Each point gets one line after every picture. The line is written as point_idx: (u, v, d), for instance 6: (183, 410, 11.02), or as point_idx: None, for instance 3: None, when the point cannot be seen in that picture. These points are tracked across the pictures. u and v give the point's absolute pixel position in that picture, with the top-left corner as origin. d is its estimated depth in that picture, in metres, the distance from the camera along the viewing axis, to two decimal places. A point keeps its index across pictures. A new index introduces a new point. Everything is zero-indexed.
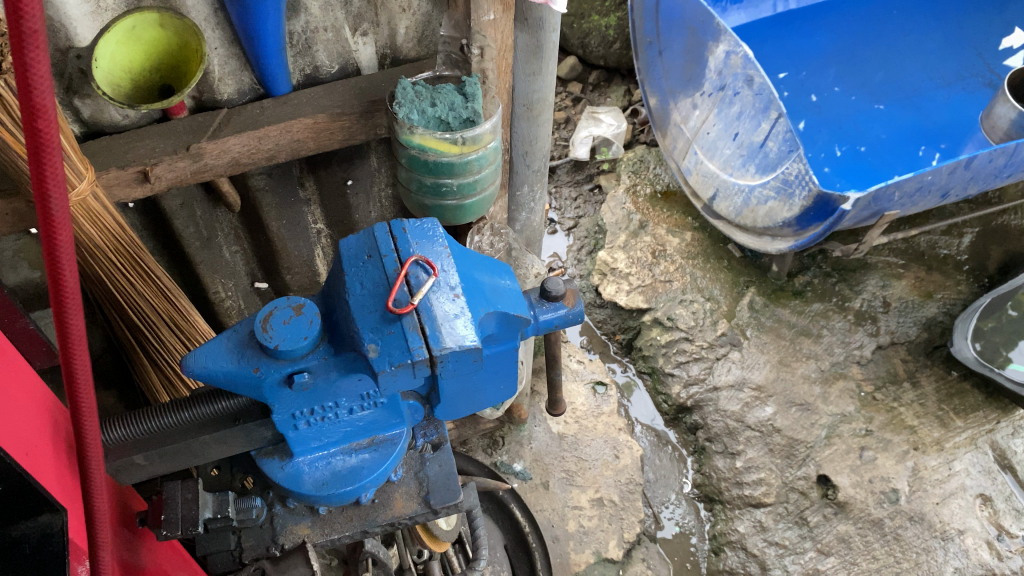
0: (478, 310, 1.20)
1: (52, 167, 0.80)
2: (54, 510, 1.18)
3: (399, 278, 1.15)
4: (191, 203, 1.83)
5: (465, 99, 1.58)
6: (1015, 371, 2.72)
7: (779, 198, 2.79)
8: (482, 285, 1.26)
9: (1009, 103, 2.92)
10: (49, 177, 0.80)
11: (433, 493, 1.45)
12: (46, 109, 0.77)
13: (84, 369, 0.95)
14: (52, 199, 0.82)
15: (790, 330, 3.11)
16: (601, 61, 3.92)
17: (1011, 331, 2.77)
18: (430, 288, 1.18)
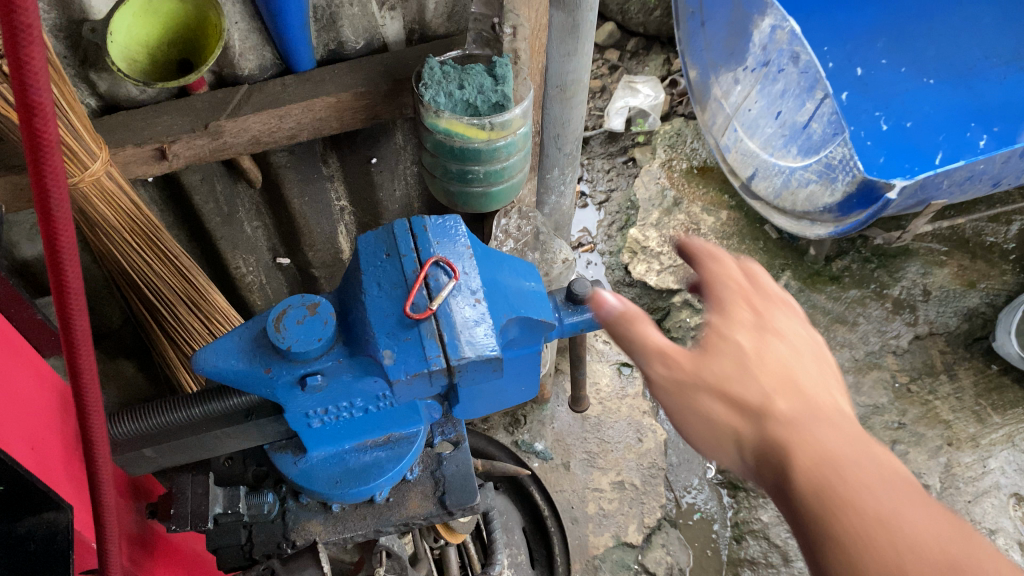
0: (499, 317, 1.15)
1: (51, 163, 0.79)
2: (60, 507, 1.14)
3: (417, 281, 1.11)
4: (212, 178, 1.77)
5: (495, 82, 1.49)
6: None
7: (820, 182, 2.69)
8: (505, 288, 1.20)
9: None
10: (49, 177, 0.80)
11: (449, 493, 1.39)
12: (42, 105, 0.75)
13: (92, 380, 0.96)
14: (53, 198, 0.81)
15: (825, 316, 3.07)
16: (640, 28, 3.80)
17: None
18: (450, 292, 1.13)
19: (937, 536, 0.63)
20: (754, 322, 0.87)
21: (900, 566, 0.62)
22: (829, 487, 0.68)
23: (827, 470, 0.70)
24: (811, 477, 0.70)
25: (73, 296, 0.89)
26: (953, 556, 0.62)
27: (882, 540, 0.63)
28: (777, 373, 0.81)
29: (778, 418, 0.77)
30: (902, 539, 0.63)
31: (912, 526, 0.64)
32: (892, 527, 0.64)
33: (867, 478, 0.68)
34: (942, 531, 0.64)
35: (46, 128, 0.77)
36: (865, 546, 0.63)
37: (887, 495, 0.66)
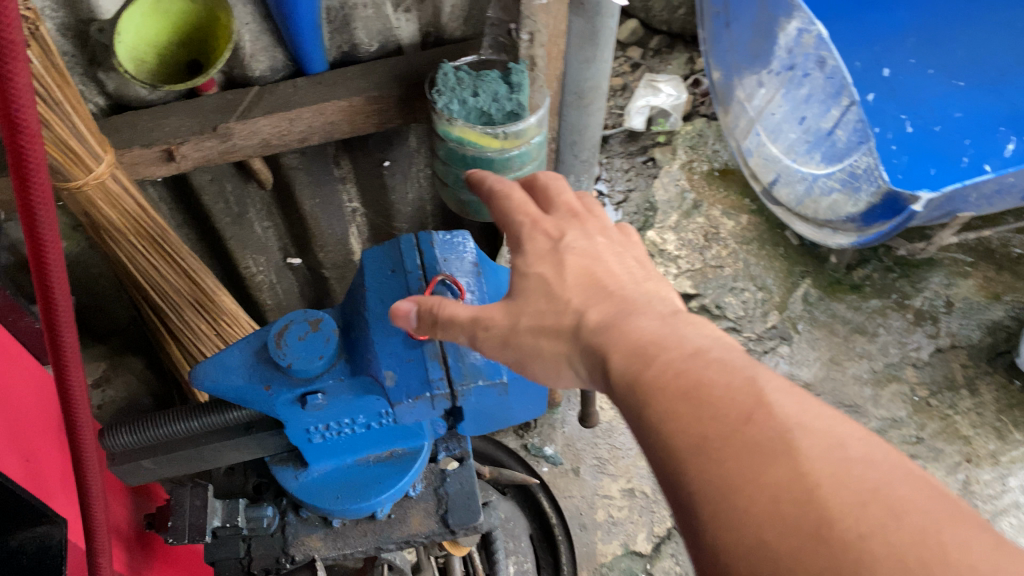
0: None
1: (39, 180, 0.79)
2: (53, 521, 1.11)
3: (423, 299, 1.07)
4: (221, 178, 1.75)
5: (510, 90, 1.47)
6: None
7: (843, 191, 2.63)
8: None
9: None
10: (36, 194, 0.80)
11: (452, 512, 1.36)
12: (30, 129, 0.76)
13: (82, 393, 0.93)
14: (41, 222, 0.81)
15: (844, 326, 3.01)
16: (664, 26, 3.73)
17: None
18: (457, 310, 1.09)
19: (736, 394, 0.70)
20: (552, 241, 1.01)
21: (706, 432, 0.68)
22: (644, 380, 0.77)
23: (681, 402, 0.72)
24: (632, 373, 0.79)
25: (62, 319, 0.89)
26: (752, 412, 0.68)
27: (688, 410, 0.71)
28: (586, 275, 0.95)
29: (599, 327, 0.87)
30: (705, 404, 0.70)
31: (717, 389, 0.71)
32: (699, 396, 0.71)
33: (675, 361, 0.76)
34: (738, 385, 0.71)
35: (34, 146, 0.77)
36: (677, 421, 0.71)
37: (694, 368, 0.74)
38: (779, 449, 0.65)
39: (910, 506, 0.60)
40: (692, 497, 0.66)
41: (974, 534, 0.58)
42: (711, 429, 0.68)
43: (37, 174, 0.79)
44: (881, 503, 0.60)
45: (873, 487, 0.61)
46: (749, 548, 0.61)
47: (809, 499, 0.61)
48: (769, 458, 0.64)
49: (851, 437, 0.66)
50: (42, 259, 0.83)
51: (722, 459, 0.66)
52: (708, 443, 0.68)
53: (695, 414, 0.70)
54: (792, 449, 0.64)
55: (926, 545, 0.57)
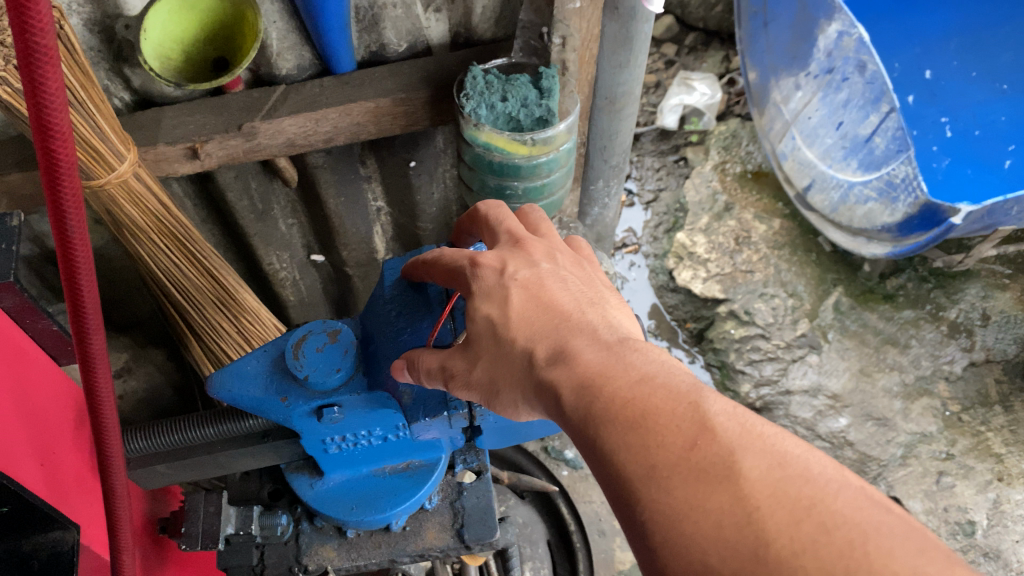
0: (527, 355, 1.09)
1: (69, 185, 0.79)
2: (65, 526, 1.10)
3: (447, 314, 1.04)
4: (246, 175, 1.73)
5: (540, 95, 1.42)
6: None
7: (880, 201, 2.57)
8: None
9: None
10: (67, 199, 0.80)
11: (467, 527, 1.33)
12: (60, 128, 0.75)
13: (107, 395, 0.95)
14: (69, 218, 0.81)
15: (875, 336, 2.94)
16: (700, 23, 3.66)
17: None
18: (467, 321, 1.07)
19: (682, 421, 0.67)
20: (497, 271, 0.94)
21: (653, 462, 0.65)
22: (592, 412, 0.72)
23: (631, 435, 0.68)
24: (579, 406, 0.74)
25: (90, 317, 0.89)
26: (698, 438, 0.65)
27: (636, 441, 0.67)
28: (536, 302, 0.89)
29: (552, 360, 0.81)
30: (652, 434, 0.67)
31: (662, 417, 0.67)
32: (645, 426, 0.68)
33: (622, 389, 0.72)
34: (683, 410, 0.68)
35: (65, 151, 0.77)
36: (625, 452, 0.67)
37: (640, 395, 0.70)
38: (721, 480, 0.61)
39: (845, 519, 0.57)
40: (645, 533, 0.63)
41: (910, 542, 0.56)
42: (654, 464, 0.65)
43: (66, 180, 0.79)
44: (816, 521, 0.58)
45: (811, 505, 0.58)
46: None
47: (749, 523, 0.59)
48: (713, 485, 0.61)
49: (791, 453, 0.63)
50: (70, 255, 0.83)
51: (670, 489, 0.63)
52: (650, 480, 0.64)
53: (639, 449, 0.66)
54: (735, 476, 0.61)
55: (854, 556, 0.55)
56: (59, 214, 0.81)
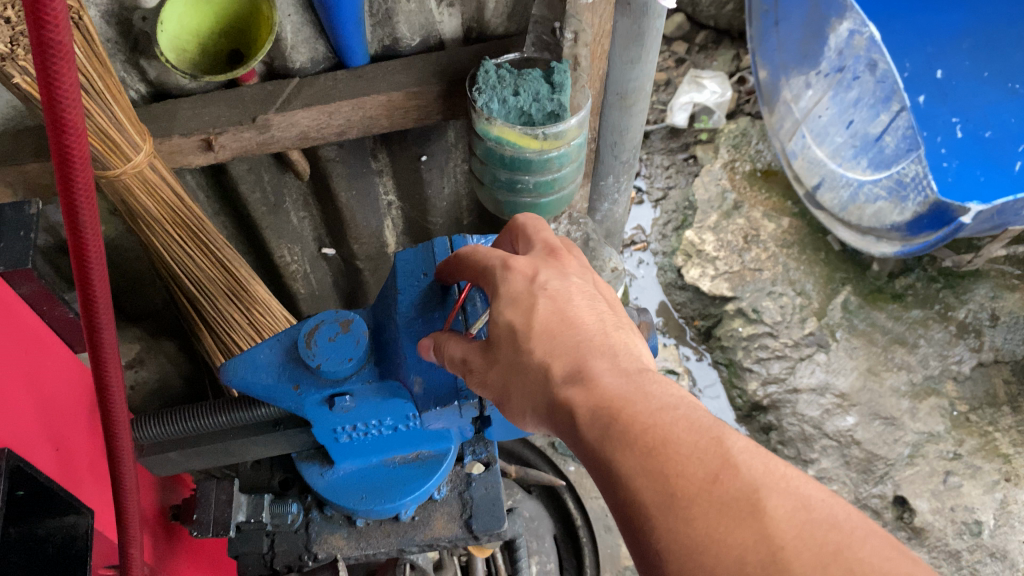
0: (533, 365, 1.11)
1: (81, 181, 0.80)
2: (79, 512, 1.12)
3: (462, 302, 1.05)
4: (259, 168, 1.74)
5: (551, 89, 1.43)
6: None
7: (890, 200, 2.58)
8: None
9: None
10: (80, 195, 0.81)
11: (476, 517, 1.34)
12: (75, 123, 0.76)
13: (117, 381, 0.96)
14: (80, 211, 0.82)
15: (884, 336, 2.94)
16: (711, 21, 3.67)
17: None
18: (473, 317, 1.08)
19: (703, 454, 0.66)
20: (527, 278, 0.92)
21: (674, 491, 0.65)
22: (608, 432, 0.72)
23: (651, 464, 0.67)
24: (595, 427, 0.73)
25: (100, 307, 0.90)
26: (720, 472, 0.65)
27: (655, 470, 0.67)
28: (561, 313, 0.87)
29: (567, 377, 0.80)
30: (672, 465, 0.66)
31: (683, 448, 0.67)
32: (665, 454, 0.67)
33: (642, 413, 0.71)
34: (705, 443, 0.68)
35: (78, 147, 0.78)
36: (644, 478, 0.67)
37: (661, 422, 0.70)
38: (744, 518, 0.62)
39: (871, 568, 0.59)
40: (661, 562, 0.63)
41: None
42: (675, 494, 0.65)
43: (79, 175, 0.80)
44: (843, 566, 0.59)
45: (835, 549, 0.60)
46: None
47: (775, 562, 0.59)
48: (738, 521, 0.62)
49: (815, 497, 0.64)
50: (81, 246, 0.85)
51: (691, 520, 0.63)
52: (671, 510, 0.64)
53: (659, 476, 0.66)
54: (761, 516, 0.62)
55: None
56: (72, 209, 0.82)
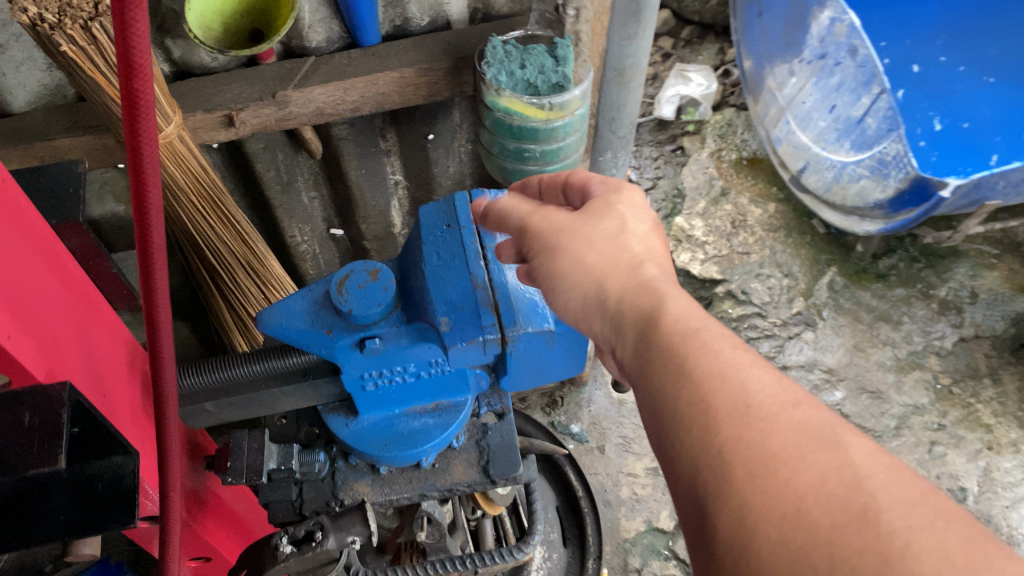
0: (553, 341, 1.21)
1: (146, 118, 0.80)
2: (127, 453, 1.16)
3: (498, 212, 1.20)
4: (273, 147, 1.82)
5: (556, 63, 1.52)
6: None
7: (871, 178, 2.66)
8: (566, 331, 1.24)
9: None
10: (144, 134, 0.82)
11: (493, 463, 1.42)
12: (144, 65, 0.76)
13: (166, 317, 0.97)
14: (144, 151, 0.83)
15: (869, 313, 3.07)
16: (695, 16, 3.78)
17: None
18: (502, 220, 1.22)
19: (785, 389, 0.71)
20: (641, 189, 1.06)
21: (749, 406, 0.69)
22: (684, 347, 0.77)
23: (725, 381, 0.72)
24: (667, 345, 0.78)
25: (155, 246, 0.91)
26: (800, 404, 0.69)
27: (730, 386, 0.71)
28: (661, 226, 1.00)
29: (637, 302, 0.86)
30: (751, 388, 0.71)
31: (763, 379, 0.72)
32: (745, 380, 0.72)
33: (720, 342, 0.77)
34: (786, 384, 0.72)
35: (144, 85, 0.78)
36: (717, 389, 0.71)
37: (741, 356, 0.75)
38: (820, 444, 0.65)
39: (956, 512, 0.59)
40: (726, 465, 0.66)
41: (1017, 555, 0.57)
42: (747, 414, 0.68)
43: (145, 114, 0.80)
44: (932, 506, 0.59)
45: (923, 492, 0.61)
46: (784, 512, 0.61)
47: (859, 487, 0.61)
48: (818, 445, 0.65)
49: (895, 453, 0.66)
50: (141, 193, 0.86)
51: (768, 432, 0.66)
52: (744, 424, 0.67)
53: (733, 399, 0.70)
54: (841, 447, 0.64)
55: (973, 542, 0.56)
56: (136, 146, 0.82)
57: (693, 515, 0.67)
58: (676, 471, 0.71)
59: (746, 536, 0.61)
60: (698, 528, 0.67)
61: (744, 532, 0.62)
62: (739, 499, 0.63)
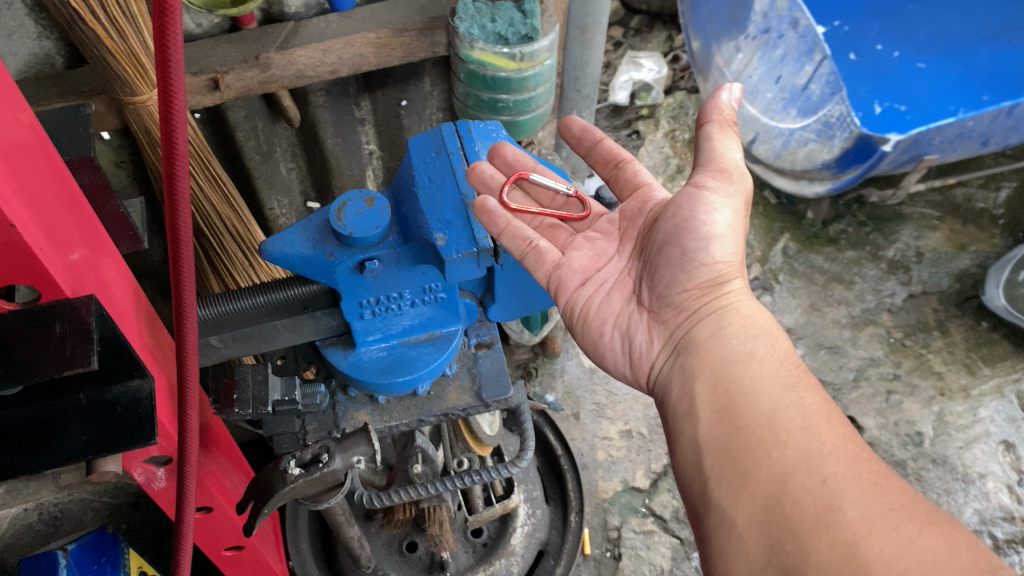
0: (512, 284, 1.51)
1: (173, 26, 0.82)
2: (142, 377, 1.19)
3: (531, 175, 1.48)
4: (254, 116, 1.90)
5: (523, 17, 1.64)
6: None
7: (819, 140, 2.82)
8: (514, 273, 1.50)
9: None
10: (170, 44, 0.83)
11: (485, 387, 1.51)
12: None
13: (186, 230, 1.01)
14: (171, 60, 0.84)
15: (822, 275, 3.24)
16: (644, 5, 3.94)
17: None
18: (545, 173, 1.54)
19: (909, 497, 0.97)
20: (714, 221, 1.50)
21: (890, 508, 0.95)
22: (816, 454, 1.03)
23: (864, 485, 0.98)
24: (797, 452, 1.04)
25: (178, 157, 0.93)
26: (924, 512, 0.96)
27: (872, 490, 0.97)
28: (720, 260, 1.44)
29: (757, 415, 1.11)
30: (887, 492, 0.97)
31: (892, 487, 0.98)
32: (881, 489, 0.98)
33: (836, 443, 1.04)
34: (909, 492, 0.98)
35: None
36: (856, 491, 0.97)
37: (865, 463, 1.02)
38: (929, 518, 0.95)
39: None
40: (877, 552, 0.90)
41: None
42: (855, 468, 1.01)
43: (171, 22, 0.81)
44: None
45: None
46: None
47: None
48: (950, 551, 0.90)
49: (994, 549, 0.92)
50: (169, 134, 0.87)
51: (910, 536, 0.92)
52: (852, 476, 0.99)
53: (841, 456, 1.02)
54: (949, 526, 0.94)
55: None
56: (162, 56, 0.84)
57: (772, 535, 0.97)
58: (759, 498, 1.02)
59: (861, 563, 0.89)
60: (782, 547, 0.95)
61: (857, 565, 0.89)
62: (848, 534, 0.92)
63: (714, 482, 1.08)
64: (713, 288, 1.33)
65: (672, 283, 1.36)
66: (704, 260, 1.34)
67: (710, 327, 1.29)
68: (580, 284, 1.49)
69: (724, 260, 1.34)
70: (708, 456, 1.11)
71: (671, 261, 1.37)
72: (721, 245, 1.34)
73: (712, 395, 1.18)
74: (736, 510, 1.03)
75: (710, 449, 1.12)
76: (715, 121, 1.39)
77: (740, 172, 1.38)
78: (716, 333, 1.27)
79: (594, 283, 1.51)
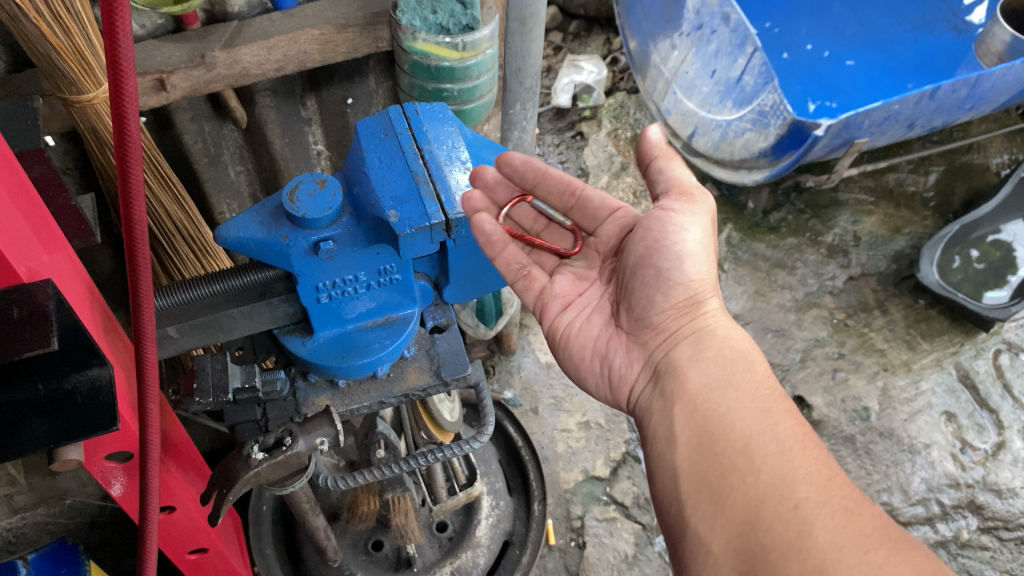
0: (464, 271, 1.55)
1: (121, 10, 0.81)
2: (103, 364, 1.10)
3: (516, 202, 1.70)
4: (200, 118, 1.91)
5: (464, 8, 1.70)
6: (992, 297, 3.13)
7: (755, 129, 2.93)
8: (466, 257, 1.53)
9: (1002, 26, 3.12)
10: (119, 25, 0.82)
11: (444, 366, 1.54)
12: None
13: (139, 219, 1.00)
14: (120, 44, 0.83)
15: (765, 262, 3.34)
16: (580, 10, 4.01)
17: (977, 280, 3.18)
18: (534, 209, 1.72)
19: (880, 522, 1.07)
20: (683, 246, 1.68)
21: (861, 533, 1.04)
22: (788, 478, 1.13)
23: (837, 509, 1.08)
24: (770, 477, 1.14)
25: (131, 143, 0.92)
26: (893, 535, 1.05)
27: (845, 514, 1.07)
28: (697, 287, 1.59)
29: (733, 440, 1.22)
30: (858, 516, 1.07)
31: (863, 511, 1.08)
32: (853, 513, 1.08)
33: (809, 463, 1.16)
34: (879, 517, 1.08)
35: None
36: (827, 517, 1.07)
37: (837, 488, 1.12)
38: (899, 544, 1.04)
39: None
40: None
41: None
42: (827, 493, 1.11)
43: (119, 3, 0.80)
44: None
45: None
46: None
47: None
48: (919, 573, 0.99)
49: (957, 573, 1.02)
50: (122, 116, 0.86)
51: (880, 563, 1.00)
52: (823, 502, 1.09)
53: (812, 481, 1.12)
54: (919, 552, 1.03)
55: None
56: (112, 40, 0.83)
57: (746, 562, 1.07)
58: (735, 525, 1.11)
59: None
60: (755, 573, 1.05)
61: None
62: (818, 559, 1.02)
63: (691, 508, 1.18)
64: (690, 309, 1.48)
65: (650, 305, 1.50)
66: (679, 279, 1.49)
67: (688, 350, 1.42)
68: (563, 308, 1.66)
69: (698, 277, 1.50)
70: (686, 482, 1.22)
71: (646, 282, 1.52)
72: (693, 264, 1.50)
73: (691, 422, 1.29)
74: (713, 538, 1.13)
75: (687, 474, 1.23)
76: (659, 156, 1.57)
77: (699, 193, 1.56)
78: (694, 356, 1.40)
79: (576, 307, 1.66)
